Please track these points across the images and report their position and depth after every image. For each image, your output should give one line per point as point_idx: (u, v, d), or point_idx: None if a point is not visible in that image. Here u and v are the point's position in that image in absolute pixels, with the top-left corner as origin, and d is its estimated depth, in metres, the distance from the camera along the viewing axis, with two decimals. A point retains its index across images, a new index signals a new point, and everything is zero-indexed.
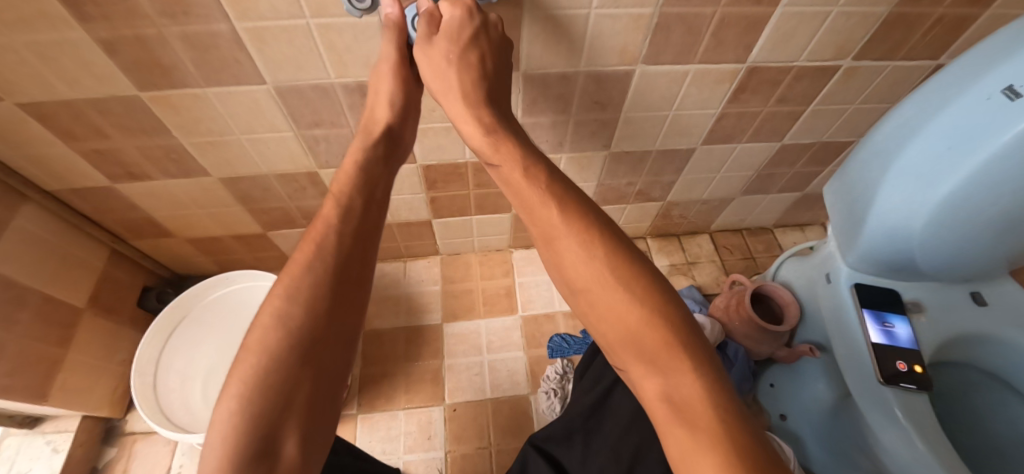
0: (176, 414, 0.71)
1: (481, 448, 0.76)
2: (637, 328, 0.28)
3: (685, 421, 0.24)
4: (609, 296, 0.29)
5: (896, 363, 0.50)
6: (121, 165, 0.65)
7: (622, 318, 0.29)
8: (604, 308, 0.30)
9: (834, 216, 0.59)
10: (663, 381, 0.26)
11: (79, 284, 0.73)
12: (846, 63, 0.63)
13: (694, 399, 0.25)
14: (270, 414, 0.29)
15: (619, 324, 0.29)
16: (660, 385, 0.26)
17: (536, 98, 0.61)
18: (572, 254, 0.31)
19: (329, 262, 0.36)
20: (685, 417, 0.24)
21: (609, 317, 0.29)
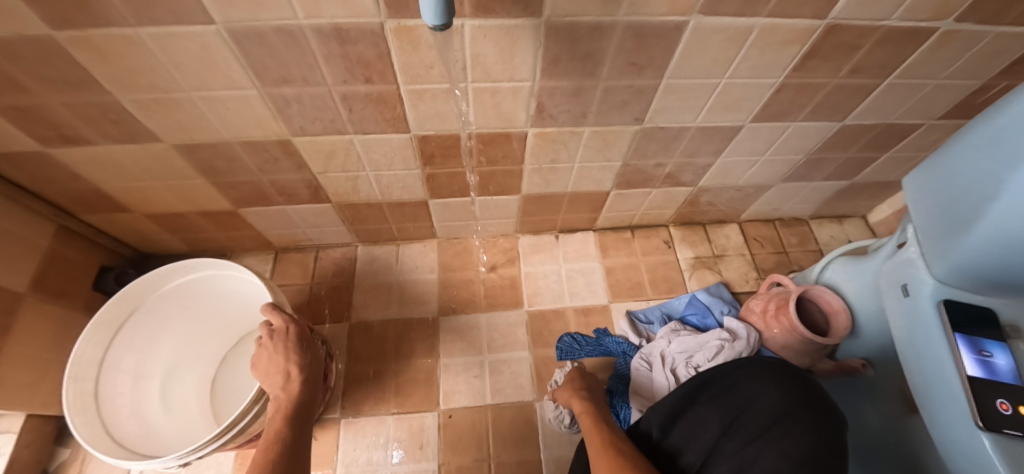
0: (122, 425, 0.64)
1: (478, 460, 0.69)
2: None
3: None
4: None
5: (997, 403, 0.41)
6: (49, 126, 0.53)
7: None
8: None
9: (914, 216, 0.50)
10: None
11: (16, 266, 0.62)
12: (943, 25, 0.50)
13: None
14: None
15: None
16: None
17: (559, 55, 0.49)
18: None
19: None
20: None
21: None
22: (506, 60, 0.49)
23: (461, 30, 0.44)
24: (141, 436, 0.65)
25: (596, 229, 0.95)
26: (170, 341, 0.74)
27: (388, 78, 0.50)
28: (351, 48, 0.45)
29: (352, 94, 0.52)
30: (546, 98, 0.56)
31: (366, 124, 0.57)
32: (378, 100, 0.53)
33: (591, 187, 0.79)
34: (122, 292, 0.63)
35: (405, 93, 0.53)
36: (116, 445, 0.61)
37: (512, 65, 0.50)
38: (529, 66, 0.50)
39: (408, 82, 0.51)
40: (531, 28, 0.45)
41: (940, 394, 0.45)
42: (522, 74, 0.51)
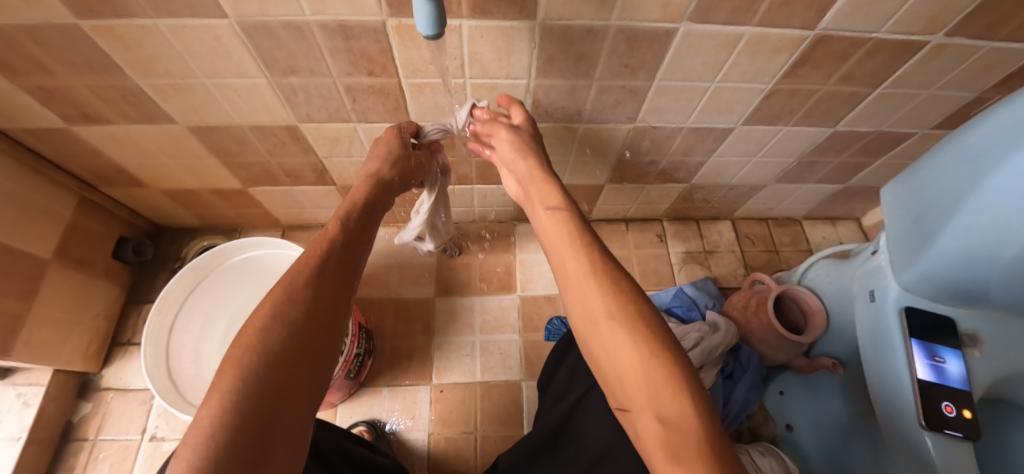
0: (181, 364, 0.64)
1: (466, 433, 0.74)
2: (664, 408, 0.31)
3: (678, 449, 0.28)
4: (619, 344, 0.35)
5: (943, 405, 0.44)
6: (73, 105, 0.56)
7: (634, 352, 0.34)
8: (613, 351, 0.35)
9: (888, 225, 0.52)
10: (661, 410, 0.31)
11: (42, 234, 0.67)
12: (934, 38, 0.50)
13: (683, 426, 0.29)
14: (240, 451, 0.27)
15: (630, 362, 0.34)
16: (654, 413, 0.31)
17: (554, 55, 0.50)
18: (617, 356, 0.35)
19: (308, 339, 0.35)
20: (674, 444, 0.29)
21: (615, 357, 0.35)
22: (502, 58, 0.51)
23: (458, 29, 0.46)
24: (196, 377, 0.65)
25: (591, 220, 0.98)
26: (247, 291, 0.72)
27: (389, 71, 0.52)
28: (354, 43, 0.48)
29: (355, 85, 0.55)
30: (541, 95, 0.58)
31: (369, 113, 0.60)
32: (380, 92, 0.56)
33: (586, 180, 0.81)
34: (211, 251, 0.64)
35: (405, 86, 0.55)
36: (172, 385, 0.61)
37: (508, 64, 0.52)
38: (524, 65, 0.52)
39: (408, 76, 0.53)
40: (526, 30, 0.47)
41: (895, 396, 0.48)
42: (518, 71, 0.53)
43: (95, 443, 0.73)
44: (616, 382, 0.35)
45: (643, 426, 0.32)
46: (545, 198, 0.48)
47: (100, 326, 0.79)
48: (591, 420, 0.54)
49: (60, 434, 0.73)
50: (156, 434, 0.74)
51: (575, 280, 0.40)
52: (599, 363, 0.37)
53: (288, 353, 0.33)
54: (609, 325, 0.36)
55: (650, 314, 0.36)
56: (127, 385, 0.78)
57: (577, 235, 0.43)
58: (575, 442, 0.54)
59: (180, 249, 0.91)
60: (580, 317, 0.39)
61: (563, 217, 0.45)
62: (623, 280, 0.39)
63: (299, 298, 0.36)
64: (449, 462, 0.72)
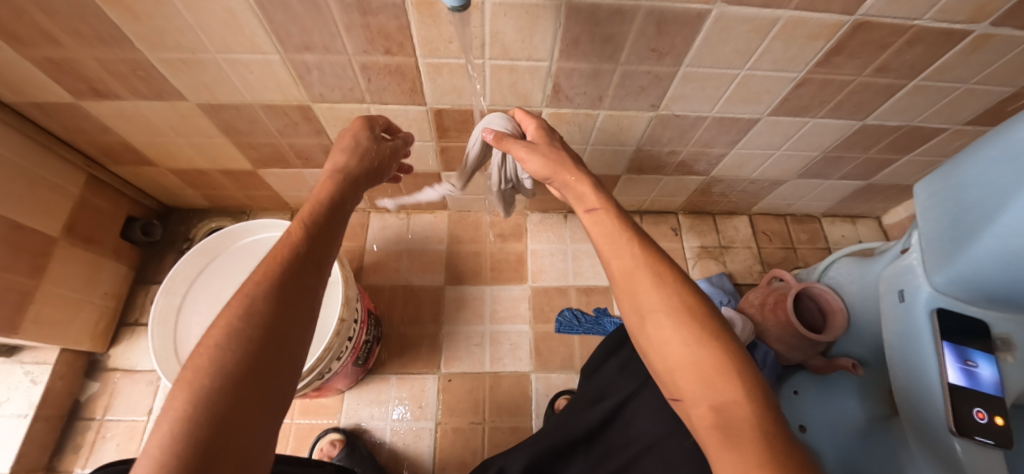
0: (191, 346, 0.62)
1: (473, 423, 0.73)
2: (719, 399, 0.32)
3: (731, 436, 0.30)
4: (670, 336, 0.36)
5: (974, 411, 0.43)
6: (82, 79, 0.55)
7: (685, 344, 0.35)
8: (665, 345, 0.36)
9: (921, 221, 0.50)
10: (714, 399, 0.32)
11: (50, 211, 0.66)
12: (979, 28, 0.48)
13: (742, 419, 0.30)
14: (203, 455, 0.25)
15: (679, 357, 0.35)
16: (712, 403, 0.32)
17: (579, 37, 0.48)
18: (669, 351, 0.36)
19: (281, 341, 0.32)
20: (729, 431, 0.30)
21: (669, 350, 0.36)
22: (524, 39, 0.49)
23: (481, 6, 0.44)
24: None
25: None
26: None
27: (406, 50, 0.50)
28: (372, 19, 0.46)
29: (371, 64, 0.53)
30: (562, 79, 0.55)
31: (384, 94, 0.58)
32: (396, 72, 0.54)
33: (603, 170, 0.79)
34: (221, 232, 0.63)
35: (423, 66, 0.53)
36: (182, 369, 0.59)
37: (531, 45, 0.50)
38: (547, 46, 0.50)
39: (426, 55, 0.51)
40: (552, 8, 0.44)
41: (922, 399, 0.47)
42: (540, 53, 0.51)
43: (103, 423, 0.73)
44: (667, 375, 0.36)
45: (695, 415, 0.33)
46: (585, 200, 0.46)
47: (108, 305, 0.78)
48: (642, 414, 0.54)
49: (68, 412, 0.73)
50: None
51: (622, 275, 0.41)
52: (650, 355, 0.38)
53: (237, 371, 0.29)
54: (660, 318, 0.37)
55: (701, 307, 0.37)
56: (135, 365, 0.78)
57: (620, 229, 0.43)
58: (620, 433, 0.55)
59: (189, 230, 0.90)
60: (630, 310, 0.40)
61: (601, 215, 0.45)
62: (672, 272, 0.39)
63: (260, 304, 0.33)
64: (456, 452, 0.71)
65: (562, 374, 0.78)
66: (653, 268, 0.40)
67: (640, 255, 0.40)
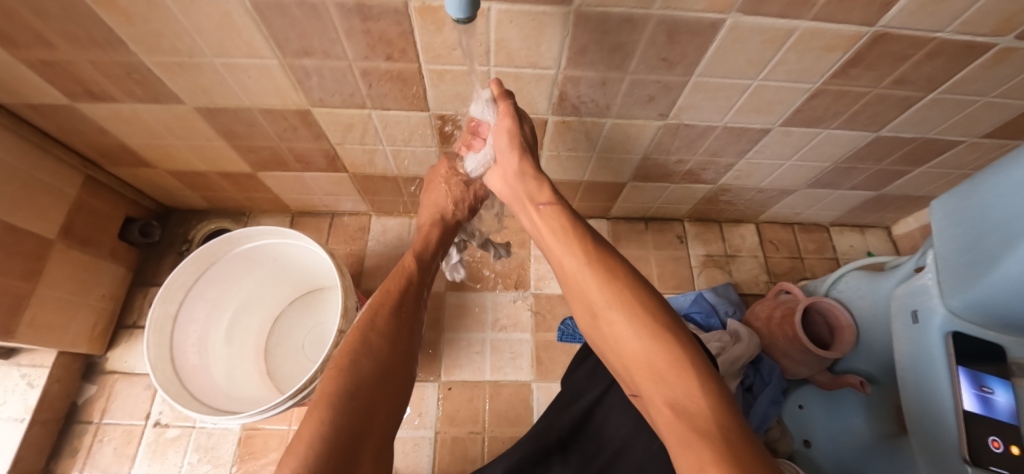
0: (186, 354, 0.64)
1: (473, 432, 0.72)
2: (676, 393, 0.36)
3: (685, 427, 0.33)
4: (624, 335, 0.40)
5: (988, 439, 0.42)
6: (76, 81, 0.53)
7: (637, 339, 0.39)
8: (622, 343, 0.40)
9: (937, 241, 0.48)
10: (670, 393, 0.36)
11: (46, 213, 0.65)
12: (1004, 41, 0.46)
13: (696, 412, 0.34)
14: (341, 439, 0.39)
15: (635, 354, 0.39)
16: (668, 397, 0.36)
17: (587, 45, 0.47)
18: (625, 347, 0.40)
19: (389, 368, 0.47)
20: (684, 420, 0.34)
21: (626, 348, 0.40)
22: (530, 46, 0.47)
23: (486, 14, 0.42)
24: (199, 368, 0.64)
25: (609, 218, 0.94)
26: (254, 281, 0.72)
27: (408, 56, 0.49)
28: (373, 25, 0.44)
29: (372, 70, 0.51)
30: (569, 87, 0.54)
31: (385, 100, 0.57)
32: (398, 78, 0.52)
33: (608, 177, 0.77)
34: (218, 239, 0.62)
35: (425, 73, 0.51)
36: (175, 377, 0.60)
37: (536, 52, 0.48)
38: (553, 54, 0.48)
39: (429, 62, 0.49)
40: (559, 16, 0.43)
41: (932, 424, 0.47)
42: (546, 61, 0.49)
43: (100, 427, 0.73)
44: (626, 369, 0.40)
45: (655, 408, 0.37)
46: (535, 196, 0.53)
47: (105, 307, 0.78)
48: (614, 415, 0.54)
49: (65, 415, 0.73)
50: (160, 419, 0.74)
51: (572, 276, 0.46)
52: (611, 353, 0.42)
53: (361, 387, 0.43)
54: (612, 315, 0.41)
55: (651, 303, 0.41)
56: (132, 368, 0.77)
57: (568, 227, 0.49)
58: (593, 438, 0.55)
59: (188, 231, 0.90)
60: (585, 308, 0.44)
61: (551, 212, 0.51)
62: (622, 270, 0.43)
63: (373, 349, 0.47)
64: (456, 462, 0.70)
65: None
66: (602, 265, 0.44)
67: (589, 255, 0.45)
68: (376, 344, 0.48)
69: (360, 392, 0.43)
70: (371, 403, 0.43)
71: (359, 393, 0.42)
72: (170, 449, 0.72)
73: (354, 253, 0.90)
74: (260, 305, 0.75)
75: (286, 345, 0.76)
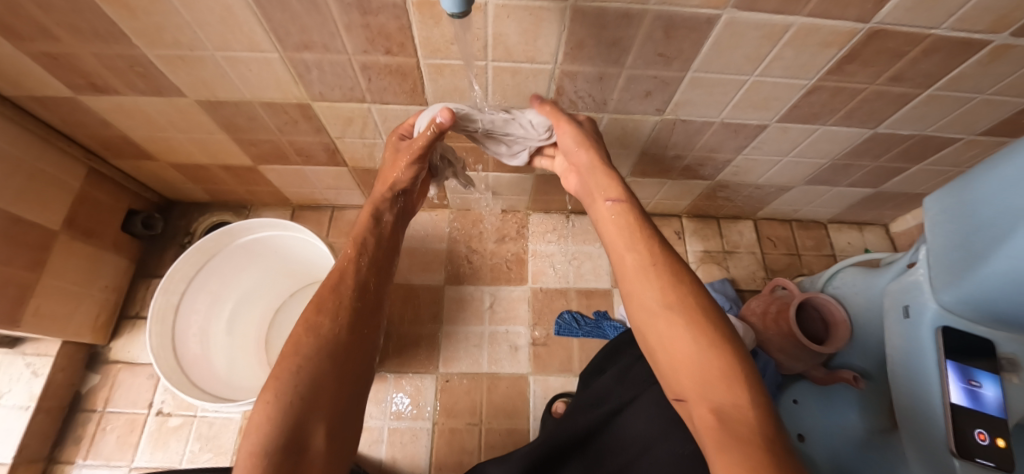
0: (187, 344, 0.65)
1: (470, 424, 0.73)
2: (726, 401, 0.35)
3: (729, 433, 0.33)
4: (679, 337, 0.40)
5: (975, 432, 0.43)
6: (80, 74, 0.54)
7: (693, 344, 0.39)
8: (675, 345, 0.40)
9: (930, 237, 0.49)
10: (716, 401, 0.36)
11: (50, 204, 0.66)
12: (999, 38, 0.46)
13: (739, 421, 0.34)
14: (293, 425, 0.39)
15: (687, 359, 0.39)
16: (713, 405, 0.35)
17: (584, 40, 0.47)
18: (677, 349, 0.40)
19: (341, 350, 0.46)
20: (729, 428, 0.33)
21: (677, 350, 0.40)
22: (528, 40, 0.47)
23: (484, 8, 0.43)
24: (200, 358, 0.65)
25: None
26: (255, 273, 0.73)
27: (407, 50, 0.49)
28: (373, 19, 0.44)
29: (372, 64, 0.52)
30: (567, 82, 0.54)
31: (385, 94, 0.57)
32: (397, 72, 0.53)
33: None
34: (219, 231, 0.63)
35: (424, 67, 0.52)
36: (177, 366, 0.61)
37: (534, 47, 0.48)
38: (551, 49, 0.49)
39: (428, 56, 0.50)
40: (556, 11, 0.43)
41: (920, 417, 0.47)
42: (544, 56, 0.50)
43: (103, 415, 0.74)
44: (672, 372, 0.40)
45: (697, 415, 0.36)
46: (607, 190, 0.51)
47: (108, 298, 0.79)
48: (640, 415, 0.54)
49: (69, 404, 0.74)
50: (162, 409, 0.75)
51: (634, 275, 0.46)
52: (659, 353, 0.42)
53: (312, 372, 0.42)
54: (670, 317, 0.42)
55: (712, 314, 0.41)
56: (135, 358, 0.79)
57: (633, 225, 0.49)
58: (614, 439, 0.55)
59: (190, 223, 0.91)
60: (640, 307, 0.44)
61: (621, 213, 0.50)
62: (687, 277, 0.44)
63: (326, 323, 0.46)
64: (453, 452, 0.71)
65: (561, 376, 0.77)
66: (671, 273, 0.44)
67: (658, 259, 0.45)
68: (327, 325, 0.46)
69: (320, 372, 0.43)
70: (326, 387, 0.42)
71: (308, 377, 0.42)
72: (172, 438, 0.73)
73: None
74: (261, 298, 0.76)
75: (287, 338, 0.77)
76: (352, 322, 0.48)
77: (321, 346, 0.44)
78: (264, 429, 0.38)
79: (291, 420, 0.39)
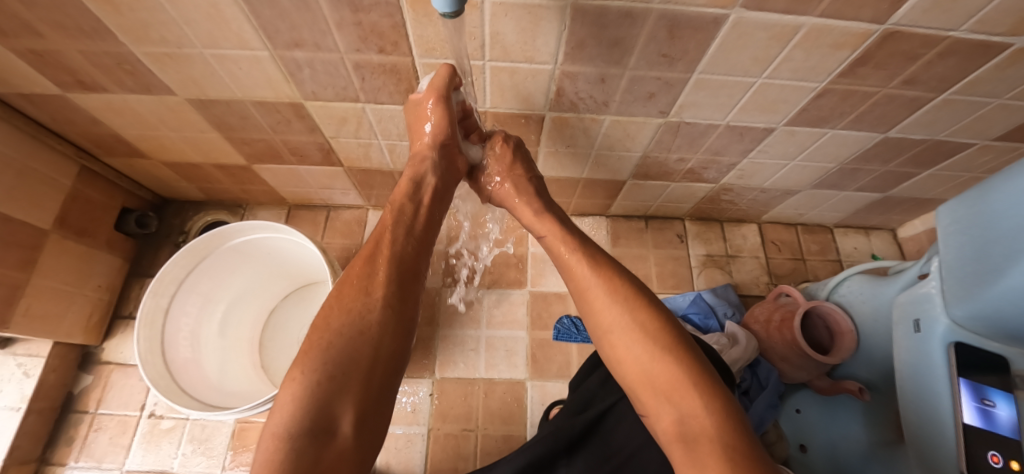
0: (177, 347, 0.64)
1: (466, 430, 0.72)
2: (684, 413, 0.37)
3: (693, 450, 0.35)
4: (630, 353, 0.41)
5: (988, 455, 0.40)
6: (67, 71, 0.52)
7: (639, 361, 0.41)
8: (627, 363, 0.42)
9: (942, 249, 0.47)
10: (677, 413, 0.37)
11: (41, 202, 0.65)
12: (1021, 40, 0.44)
13: (702, 434, 0.35)
14: (319, 412, 0.34)
15: (638, 375, 0.40)
16: (677, 418, 0.37)
17: (585, 40, 0.45)
18: (627, 367, 0.42)
19: (382, 325, 0.40)
20: (691, 444, 0.35)
21: (631, 368, 0.41)
22: (526, 40, 0.45)
23: (479, 6, 0.41)
24: (190, 362, 0.64)
25: (609, 215, 0.93)
26: (248, 275, 0.72)
27: (401, 49, 0.47)
28: (364, 17, 0.43)
29: (365, 63, 0.50)
30: (566, 82, 0.52)
31: (379, 94, 0.56)
32: (391, 72, 0.51)
33: (607, 174, 0.76)
34: (210, 233, 0.62)
35: (418, 66, 0.50)
36: (166, 371, 0.60)
37: (533, 46, 0.46)
38: (550, 49, 0.47)
39: (422, 55, 0.48)
40: (556, 10, 0.41)
41: (930, 435, 0.46)
42: (543, 56, 0.48)
43: (95, 417, 0.74)
44: (631, 389, 0.42)
45: (660, 428, 0.38)
46: (533, 226, 0.54)
47: (101, 297, 0.78)
48: (624, 425, 0.54)
49: (61, 404, 0.74)
50: (154, 411, 0.74)
51: (582, 292, 0.47)
52: (617, 371, 0.43)
53: (341, 354, 0.37)
54: (617, 336, 0.43)
55: (657, 325, 0.42)
56: (128, 359, 0.78)
57: (569, 240, 0.50)
58: (601, 444, 0.55)
59: (185, 222, 0.89)
60: (594, 327, 0.45)
61: (549, 240, 0.51)
62: (623, 288, 0.45)
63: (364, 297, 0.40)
64: (448, 459, 0.70)
65: (558, 382, 0.76)
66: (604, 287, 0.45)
67: (590, 277, 0.46)
68: (365, 298, 0.40)
69: (353, 351, 0.37)
70: (357, 370, 0.37)
71: (337, 354, 0.37)
72: (165, 440, 0.72)
73: (350, 247, 0.90)
74: (254, 299, 0.75)
75: (279, 340, 0.75)
76: (394, 300, 0.41)
77: (355, 323, 0.39)
78: (288, 411, 0.34)
79: (314, 403, 0.34)
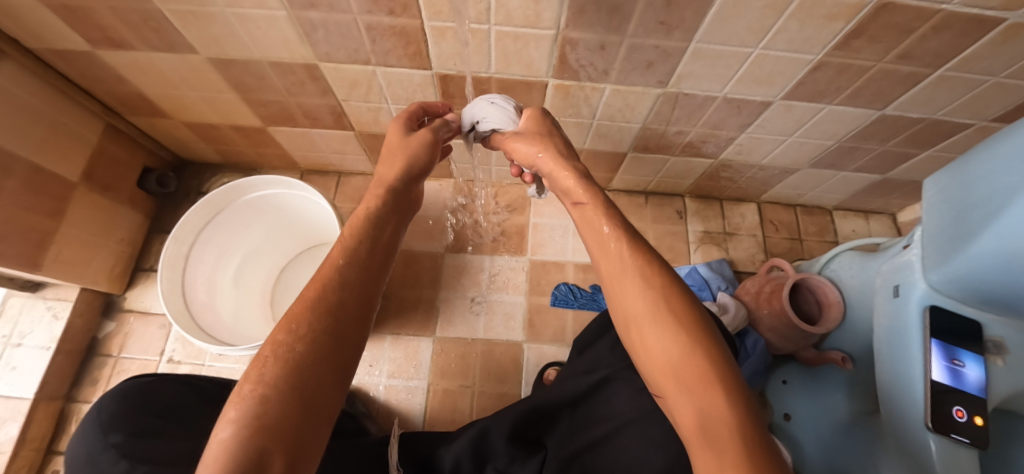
0: (195, 290, 0.68)
1: (463, 385, 0.76)
2: (704, 405, 0.34)
3: (710, 441, 0.32)
4: (647, 337, 0.39)
5: (954, 410, 0.43)
6: (97, 27, 0.56)
7: (666, 350, 0.37)
8: (646, 344, 0.39)
9: (927, 218, 0.48)
10: (696, 404, 0.34)
11: (70, 156, 0.70)
12: (1014, 15, 0.44)
13: (721, 427, 0.32)
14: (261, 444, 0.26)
15: (658, 361, 0.38)
16: (695, 410, 0.34)
17: (585, 5, 0.47)
18: (648, 351, 0.39)
19: (352, 333, 0.33)
20: (707, 436, 0.32)
21: (652, 354, 0.38)
22: (530, 4, 0.47)
23: None
24: (207, 307, 0.69)
25: (610, 190, 0.95)
26: (259, 230, 0.76)
27: (410, 10, 0.50)
28: None
29: (376, 24, 0.52)
30: (568, 48, 0.54)
31: (388, 56, 0.58)
32: (400, 33, 0.54)
33: (608, 146, 0.78)
34: (227, 186, 0.66)
35: (427, 29, 0.52)
36: (186, 310, 0.64)
37: (536, 11, 0.48)
38: (553, 13, 0.49)
39: (431, 17, 0.50)
40: None
41: (903, 398, 0.48)
42: (546, 21, 0.50)
43: (118, 360, 0.79)
44: (649, 377, 0.40)
45: (677, 415, 0.36)
46: (572, 193, 0.50)
47: (124, 251, 0.83)
48: (627, 391, 0.54)
49: (86, 348, 0.79)
50: (172, 357, 0.79)
51: (611, 271, 0.44)
52: (638, 355, 0.41)
53: (301, 372, 0.29)
54: (645, 324, 0.39)
55: (687, 311, 0.38)
56: (148, 308, 0.83)
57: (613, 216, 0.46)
58: (603, 406, 0.56)
59: (202, 183, 0.94)
60: (618, 313, 0.42)
61: (589, 208, 0.48)
62: (660, 274, 0.41)
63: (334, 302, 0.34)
64: (446, 411, 0.74)
65: (553, 346, 0.79)
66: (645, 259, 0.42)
67: (629, 259, 0.42)
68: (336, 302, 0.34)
69: (317, 365, 0.30)
70: (318, 392, 0.29)
71: (297, 374, 0.29)
72: None
73: None
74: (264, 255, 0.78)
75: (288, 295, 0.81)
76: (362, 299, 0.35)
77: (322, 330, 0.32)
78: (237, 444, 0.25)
79: (266, 437, 0.26)
